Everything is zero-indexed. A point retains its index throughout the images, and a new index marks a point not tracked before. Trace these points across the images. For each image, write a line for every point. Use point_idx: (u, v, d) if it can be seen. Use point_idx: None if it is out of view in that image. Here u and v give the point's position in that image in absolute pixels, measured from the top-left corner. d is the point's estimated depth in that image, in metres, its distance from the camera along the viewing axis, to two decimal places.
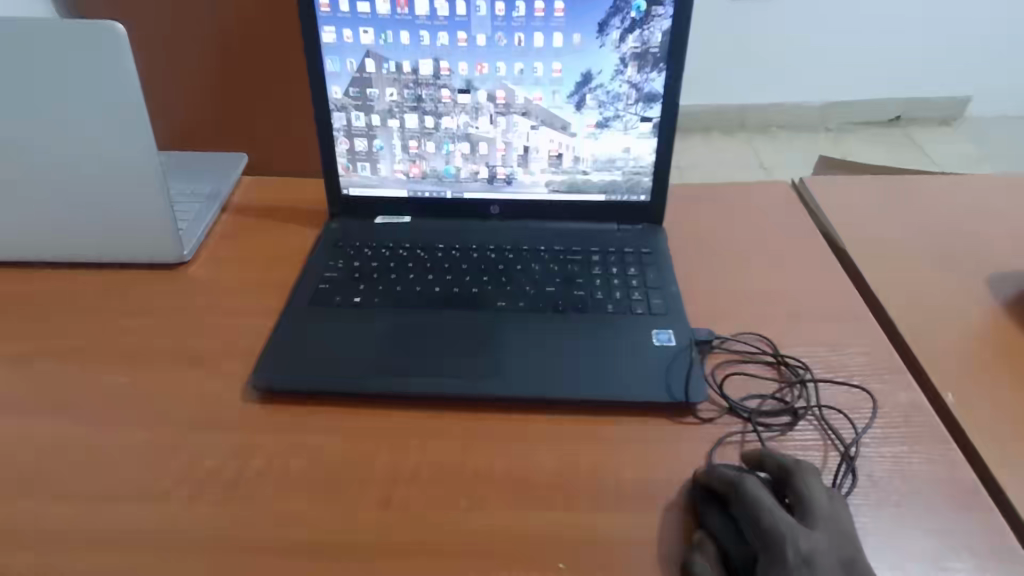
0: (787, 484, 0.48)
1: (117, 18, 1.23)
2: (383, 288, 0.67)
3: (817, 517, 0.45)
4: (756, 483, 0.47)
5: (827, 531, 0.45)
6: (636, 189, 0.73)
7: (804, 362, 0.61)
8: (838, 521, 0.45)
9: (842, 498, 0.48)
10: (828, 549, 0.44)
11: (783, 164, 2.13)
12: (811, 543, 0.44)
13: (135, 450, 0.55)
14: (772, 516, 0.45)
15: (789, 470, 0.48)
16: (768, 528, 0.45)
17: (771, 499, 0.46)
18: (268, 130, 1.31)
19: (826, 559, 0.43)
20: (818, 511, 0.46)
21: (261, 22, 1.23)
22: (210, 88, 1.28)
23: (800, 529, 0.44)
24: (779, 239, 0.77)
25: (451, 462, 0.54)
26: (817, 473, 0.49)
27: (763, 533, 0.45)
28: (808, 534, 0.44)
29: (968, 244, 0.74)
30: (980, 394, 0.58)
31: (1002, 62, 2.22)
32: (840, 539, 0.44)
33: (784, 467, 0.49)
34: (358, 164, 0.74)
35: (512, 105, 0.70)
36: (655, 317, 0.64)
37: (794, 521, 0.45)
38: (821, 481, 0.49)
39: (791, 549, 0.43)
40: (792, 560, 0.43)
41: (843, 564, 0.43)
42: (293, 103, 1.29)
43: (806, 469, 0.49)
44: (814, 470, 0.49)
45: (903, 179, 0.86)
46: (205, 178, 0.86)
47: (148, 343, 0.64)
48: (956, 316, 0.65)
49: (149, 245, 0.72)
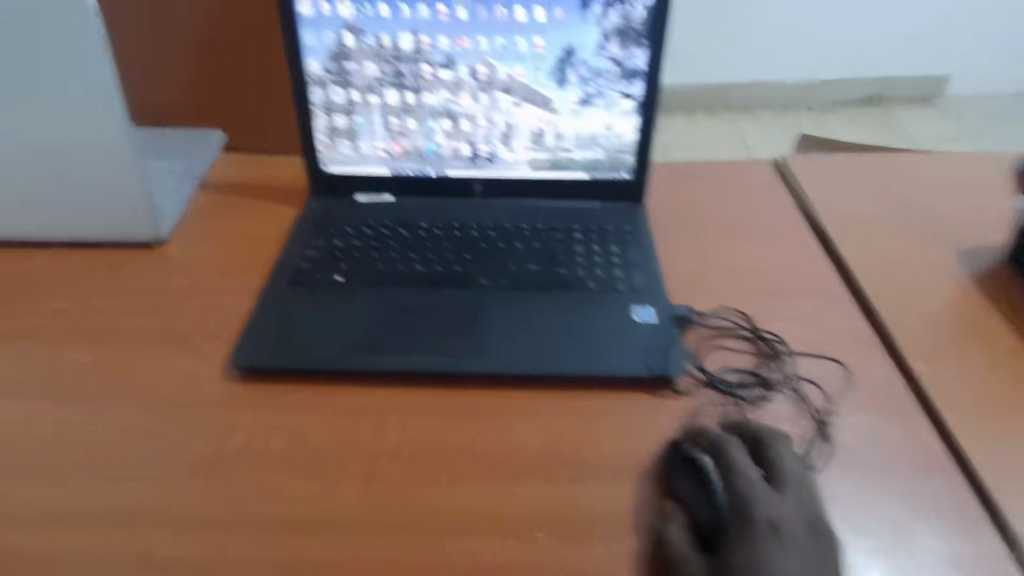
0: (761, 451, 0.49)
1: None
2: (365, 267, 0.67)
3: (787, 483, 0.47)
4: (730, 450, 0.49)
5: (795, 497, 0.46)
6: (619, 166, 0.73)
7: (779, 337, 0.62)
8: (806, 487, 0.47)
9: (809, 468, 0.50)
10: (794, 512, 0.45)
11: (765, 143, 2.14)
12: (779, 508, 0.45)
13: (112, 430, 0.54)
14: (745, 481, 0.46)
15: (762, 439, 0.50)
16: (741, 494, 0.46)
17: (743, 466, 0.48)
18: None
19: (794, 523, 0.45)
20: (788, 478, 0.47)
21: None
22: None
23: (769, 495, 0.46)
24: (759, 217, 0.77)
25: (431, 438, 0.54)
26: (789, 441, 0.50)
27: (735, 499, 0.46)
28: (776, 500, 0.46)
29: (943, 222, 0.76)
30: (952, 366, 0.59)
31: (982, 42, 2.24)
32: (806, 505, 0.46)
33: (759, 436, 0.50)
34: (338, 141, 0.73)
35: (494, 81, 0.70)
36: (636, 294, 0.65)
37: (764, 487, 0.47)
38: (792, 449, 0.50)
39: (760, 513, 0.45)
40: (761, 523, 0.44)
41: (810, 526, 0.45)
42: None
43: (779, 437, 0.50)
44: (785, 438, 0.51)
45: (881, 157, 0.87)
46: (180, 155, 0.84)
47: (124, 324, 0.63)
48: (930, 291, 0.67)
49: (124, 222, 0.70)
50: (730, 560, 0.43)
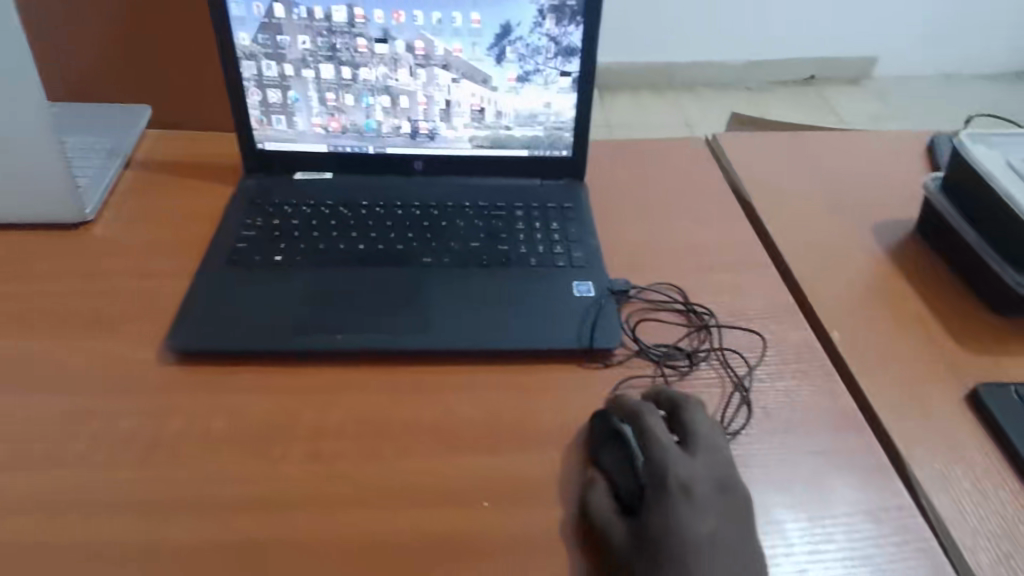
0: (675, 416, 0.51)
1: None
2: (305, 246, 0.66)
3: (698, 445, 0.49)
4: (649, 417, 0.50)
5: (705, 458, 0.48)
6: (558, 144, 0.74)
7: (709, 308, 0.65)
8: (717, 450, 0.50)
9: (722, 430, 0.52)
10: (705, 474, 0.47)
11: (706, 122, 2.19)
12: (690, 471, 0.47)
13: (40, 418, 0.53)
14: (660, 447, 0.48)
15: (678, 405, 0.52)
16: (655, 459, 0.48)
17: (661, 432, 0.49)
18: None
19: (704, 483, 0.47)
20: (700, 439, 0.50)
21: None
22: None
23: (680, 458, 0.48)
24: (693, 193, 0.80)
25: (376, 415, 0.55)
26: (704, 408, 0.52)
27: (649, 465, 0.48)
28: (686, 463, 0.48)
29: (861, 196, 0.80)
30: (864, 331, 0.64)
31: (906, 25, 2.34)
32: (716, 464, 0.48)
33: (673, 401, 0.52)
34: (273, 116, 0.71)
35: (431, 57, 0.69)
36: (575, 269, 0.66)
37: (678, 452, 0.48)
38: (706, 414, 0.52)
39: (672, 476, 0.47)
40: (673, 486, 0.46)
41: (719, 486, 0.47)
42: None
43: (692, 401, 0.52)
44: (701, 404, 0.53)
45: (807, 135, 0.91)
46: (104, 132, 0.80)
47: (48, 309, 0.61)
48: (847, 262, 0.71)
49: (43, 202, 0.67)
50: (647, 523, 0.46)
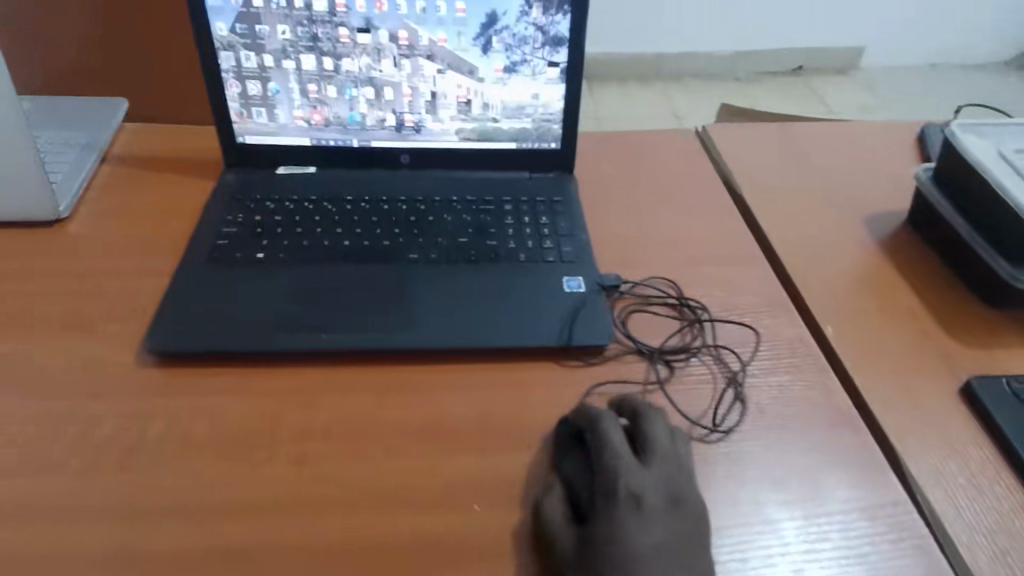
0: (636, 424, 0.50)
1: None
2: (288, 243, 0.64)
3: (654, 456, 0.48)
4: (610, 423, 0.49)
5: (660, 469, 0.47)
6: (547, 136, 0.73)
7: (702, 304, 0.64)
8: (677, 461, 0.48)
9: (686, 440, 0.51)
10: (656, 486, 0.46)
11: (695, 113, 2.19)
12: (641, 482, 0.46)
13: (13, 423, 0.51)
14: (614, 454, 0.47)
15: (641, 413, 0.51)
16: (610, 466, 0.47)
17: (620, 440, 0.48)
18: None
19: (653, 495, 0.46)
20: (657, 450, 0.48)
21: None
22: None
23: (634, 468, 0.47)
24: (683, 186, 0.79)
25: (362, 415, 0.53)
26: (666, 416, 0.51)
27: (602, 472, 0.47)
28: (639, 473, 0.47)
29: (853, 188, 0.80)
30: (856, 323, 0.63)
31: (893, 15, 2.35)
32: (670, 476, 0.47)
33: (637, 409, 0.51)
34: (253, 109, 0.69)
35: (416, 47, 0.67)
36: (565, 264, 0.65)
37: (632, 461, 0.47)
38: (668, 423, 0.51)
39: (623, 485, 0.46)
40: (623, 495, 0.46)
41: (669, 498, 0.46)
42: None
43: (654, 410, 0.51)
44: (663, 413, 0.51)
45: (797, 126, 0.90)
46: (79, 126, 0.78)
47: (21, 309, 0.59)
48: (840, 254, 0.70)
49: (15, 200, 0.65)
50: (594, 531, 0.45)
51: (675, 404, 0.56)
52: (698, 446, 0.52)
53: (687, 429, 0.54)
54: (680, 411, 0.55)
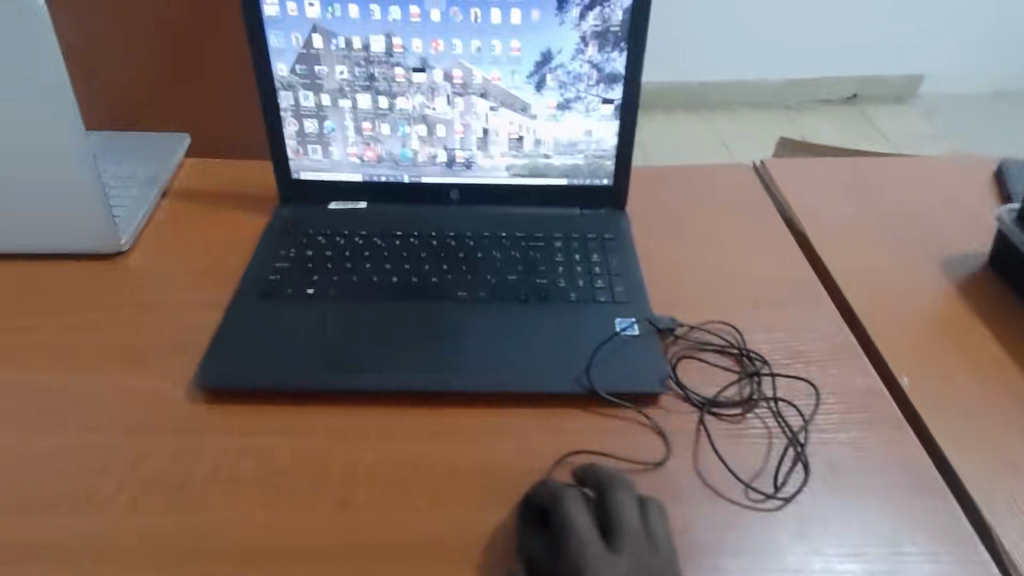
0: (601, 499, 0.46)
1: None
2: (338, 278, 0.64)
3: (624, 538, 0.44)
4: (572, 502, 0.45)
5: (630, 554, 0.43)
6: (599, 173, 0.71)
7: (764, 353, 0.61)
8: (649, 544, 0.44)
9: (661, 515, 0.47)
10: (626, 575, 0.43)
11: (744, 143, 2.14)
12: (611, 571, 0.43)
13: (68, 456, 0.51)
14: (580, 539, 0.44)
15: (604, 488, 0.47)
16: (570, 551, 0.43)
17: (580, 521, 0.44)
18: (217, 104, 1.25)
19: None
20: (626, 531, 0.44)
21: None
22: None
23: (597, 553, 0.43)
24: (740, 224, 0.76)
25: (409, 460, 0.52)
26: (634, 490, 0.47)
27: (568, 556, 0.43)
28: (608, 560, 0.43)
29: (923, 227, 0.75)
30: (933, 375, 0.59)
31: (952, 42, 2.27)
32: (642, 562, 0.43)
33: (600, 482, 0.47)
34: (309, 146, 0.70)
35: (469, 85, 0.67)
36: (618, 305, 0.63)
37: (599, 545, 0.44)
38: (636, 498, 0.47)
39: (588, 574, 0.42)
40: None
41: None
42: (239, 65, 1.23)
43: (620, 482, 0.47)
44: (630, 486, 0.47)
45: (861, 162, 0.87)
46: (143, 160, 0.81)
47: (81, 341, 0.60)
48: (913, 299, 0.66)
49: (80, 233, 0.67)
50: None
51: (736, 459, 0.52)
52: (761, 507, 0.49)
53: (748, 488, 0.50)
54: (741, 466, 0.52)
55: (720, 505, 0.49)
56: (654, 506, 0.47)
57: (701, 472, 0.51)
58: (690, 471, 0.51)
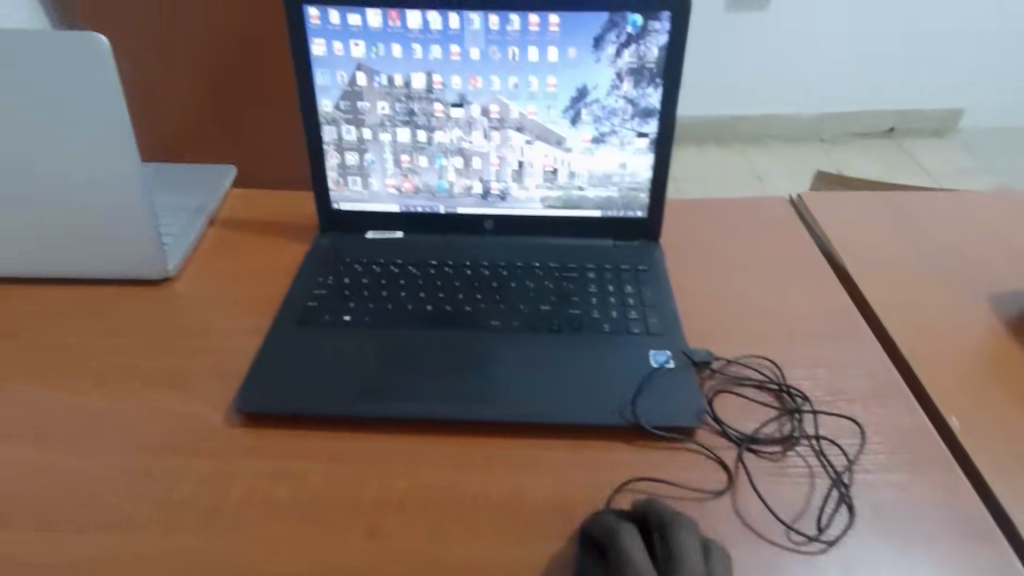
0: (660, 535, 0.45)
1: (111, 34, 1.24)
2: (374, 306, 0.65)
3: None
4: (630, 536, 0.45)
5: None
6: (633, 205, 0.72)
7: (803, 390, 0.59)
8: None
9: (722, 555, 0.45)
10: None
11: (778, 176, 2.13)
12: None
13: (110, 477, 0.52)
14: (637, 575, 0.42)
15: (664, 523, 0.45)
16: None
17: (638, 554, 0.43)
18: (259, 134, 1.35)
19: None
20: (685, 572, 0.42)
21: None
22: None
23: None
24: (776, 256, 0.75)
25: (441, 489, 0.52)
26: (699, 528, 0.46)
27: None
28: None
29: (967, 263, 0.73)
30: (983, 414, 0.57)
31: (990, 75, 2.25)
32: None
33: (662, 519, 0.46)
34: (349, 178, 0.72)
35: (506, 119, 0.69)
36: (652, 337, 0.63)
37: None
38: (701, 536, 0.45)
39: None
40: None
41: None
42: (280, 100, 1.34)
43: (684, 521, 0.45)
44: (694, 524, 0.46)
45: (900, 195, 0.85)
46: (191, 191, 0.84)
47: (127, 363, 0.62)
48: (961, 336, 0.64)
49: (131, 260, 0.69)
50: None
51: (775, 497, 0.51)
52: (803, 549, 0.48)
53: (789, 529, 0.49)
54: (781, 505, 0.50)
55: (759, 546, 0.48)
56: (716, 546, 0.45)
57: (739, 510, 0.50)
58: (728, 509, 0.50)
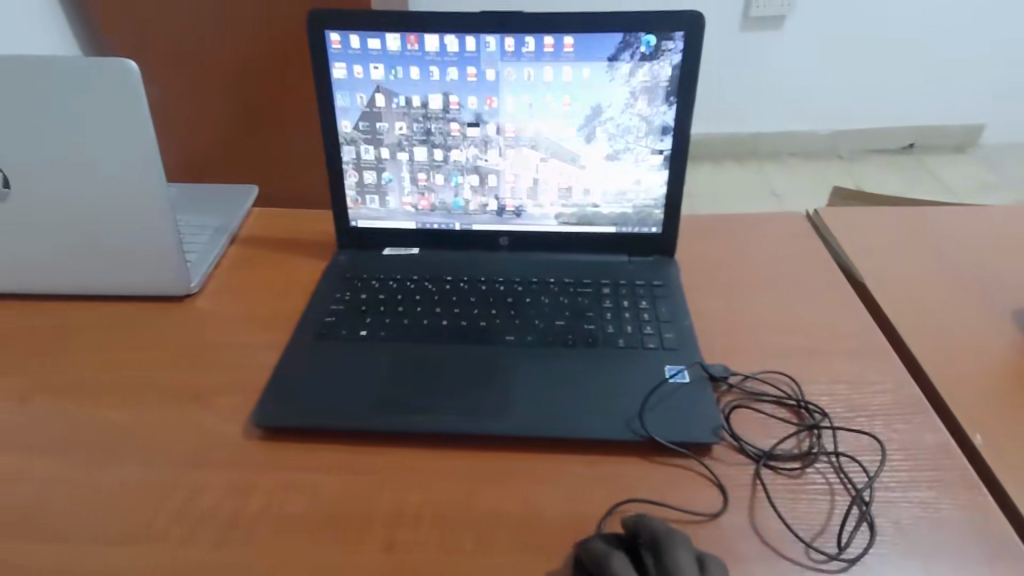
0: (655, 555, 0.44)
1: (148, 64, 1.34)
2: (390, 321, 0.66)
3: None
4: (621, 560, 0.44)
5: None
6: (647, 221, 0.73)
7: (822, 407, 0.58)
8: None
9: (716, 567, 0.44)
10: None
11: (794, 193, 2.11)
12: None
13: (130, 488, 0.53)
14: None
15: (657, 539, 0.44)
16: None
17: None
18: (284, 147, 1.43)
19: None
20: None
21: (272, 40, 1.32)
22: (232, 108, 1.39)
23: None
24: (793, 272, 0.75)
25: (456, 502, 0.52)
26: (690, 542, 0.45)
27: None
28: None
29: (988, 277, 0.73)
30: (1008, 430, 0.55)
31: (1011, 89, 2.23)
32: None
33: (654, 536, 0.45)
34: (367, 196, 0.74)
35: (521, 138, 0.70)
36: (667, 352, 0.62)
37: None
38: (693, 550, 0.44)
39: None
40: None
41: None
42: (304, 118, 1.41)
43: (675, 537, 0.45)
44: (684, 537, 0.45)
45: (919, 210, 0.85)
46: (213, 209, 0.86)
47: (149, 378, 0.63)
48: (983, 352, 0.63)
49: (154, 277, 0.71)
50: None
51: (795, 515, 0.50)
52: (823, 568, 0.47)
53: (809, 547, 0.48)
54: (800, 523, 0.50)
55: (778, 563, 0.47)
56: (707, 558, 0.44)
57: (758, 527, 0.49)
58: (746, 526, 0.49)
